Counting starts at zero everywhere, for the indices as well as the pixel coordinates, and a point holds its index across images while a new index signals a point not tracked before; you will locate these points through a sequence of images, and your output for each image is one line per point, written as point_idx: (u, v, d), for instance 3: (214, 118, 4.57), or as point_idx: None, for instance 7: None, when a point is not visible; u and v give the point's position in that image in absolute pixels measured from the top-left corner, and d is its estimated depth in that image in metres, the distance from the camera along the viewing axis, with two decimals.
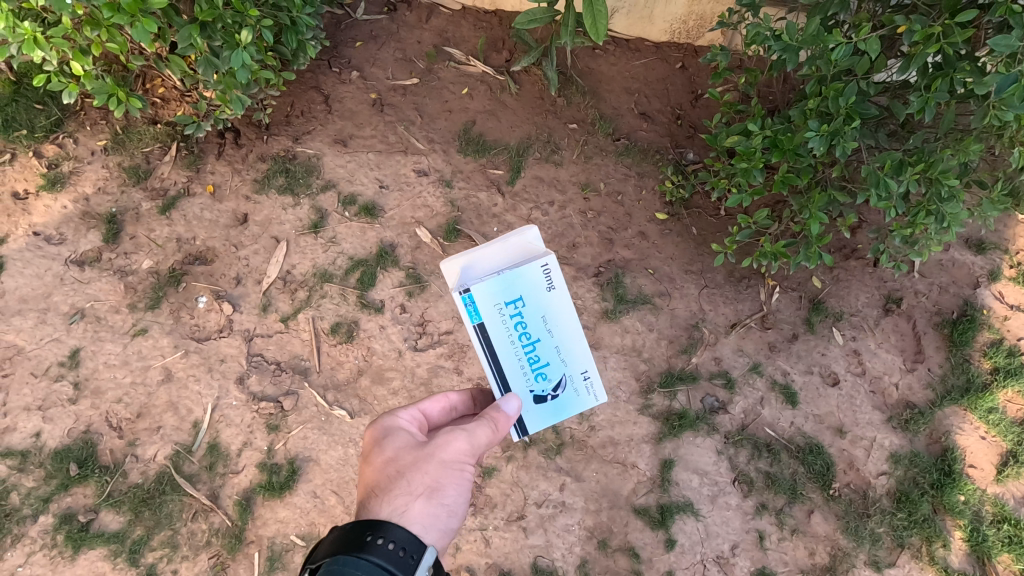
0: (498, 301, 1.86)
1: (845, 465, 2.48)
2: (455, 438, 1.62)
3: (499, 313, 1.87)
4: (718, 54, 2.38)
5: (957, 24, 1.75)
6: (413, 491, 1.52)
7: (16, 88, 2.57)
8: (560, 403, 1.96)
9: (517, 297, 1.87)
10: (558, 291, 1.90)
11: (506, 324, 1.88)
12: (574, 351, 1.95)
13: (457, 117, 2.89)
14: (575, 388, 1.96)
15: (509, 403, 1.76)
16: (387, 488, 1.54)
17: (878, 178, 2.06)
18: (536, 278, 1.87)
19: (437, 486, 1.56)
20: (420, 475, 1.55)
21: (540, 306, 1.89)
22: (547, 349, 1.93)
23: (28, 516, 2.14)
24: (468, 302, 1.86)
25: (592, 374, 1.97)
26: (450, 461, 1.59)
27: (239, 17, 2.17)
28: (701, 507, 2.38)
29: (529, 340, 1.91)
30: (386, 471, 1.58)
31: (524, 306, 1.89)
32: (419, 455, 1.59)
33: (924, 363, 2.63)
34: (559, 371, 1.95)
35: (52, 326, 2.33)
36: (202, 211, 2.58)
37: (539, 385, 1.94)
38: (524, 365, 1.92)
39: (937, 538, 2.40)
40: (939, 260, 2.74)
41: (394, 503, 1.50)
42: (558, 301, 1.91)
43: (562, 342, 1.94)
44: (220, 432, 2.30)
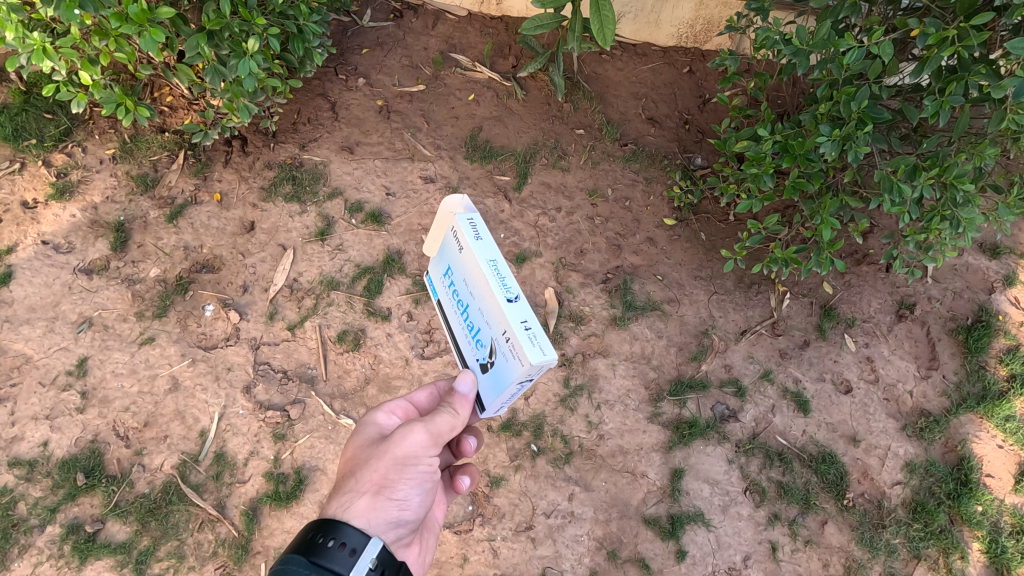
0: (439, 273, 1.75)
1: (859, 474, 2.43)
2: (408, 432, 1.48)
3: (444, 286, 1.73)
4: (727, 59, 2.35)
5: (973, 27, 1.73)
6: (361, 487, 1.43)
7: (27, 99, 2.61)
8: (497, 373, 1.50)
9: (445, 266, 1.69)
10: (467, 246, 1.57)
11: (449, 295, 1.71)
12: (492, 308, 1.49)
13: (464, 124, 2.88)
14: (504, 352, 1.46)
15: (466, 381, 1.59)
16: (342, 484, 1.47)
17: (891, 183, 2.03)
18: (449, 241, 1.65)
19: (387, 483, 1.44)
20: (370, 471, 1.44)
21: (459, 270, 1.62)
22: (475, 313, 1.58)
23: (34, 526, 2.11)
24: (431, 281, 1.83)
25: (513, 334, 1.41)
26: (402, 457, 1.46)
27: (246, 26, 2.18)
28: (712, 517, 2.33)
29: (463, 306, 1.64)
30: (346, 468, 1.52)
31: (453, 274, 1.66)
32: (374, 450, 1.49)
33: (938, 370, 2.59)
34: (489, 336, 1.53)
35: (60, 335, 2.33)
36: (209, 218, 2.59)
37: (479, 354, 1.59)
38: (467, 333, 1.64)
39: (955, 550, 2.34)
40: (952, 265, 2.73)
41: (340, 499, 1.42)
42: (468, 258, 1.56)
43: (480, 302, 1.53)
44: (227, 441, 2.29)
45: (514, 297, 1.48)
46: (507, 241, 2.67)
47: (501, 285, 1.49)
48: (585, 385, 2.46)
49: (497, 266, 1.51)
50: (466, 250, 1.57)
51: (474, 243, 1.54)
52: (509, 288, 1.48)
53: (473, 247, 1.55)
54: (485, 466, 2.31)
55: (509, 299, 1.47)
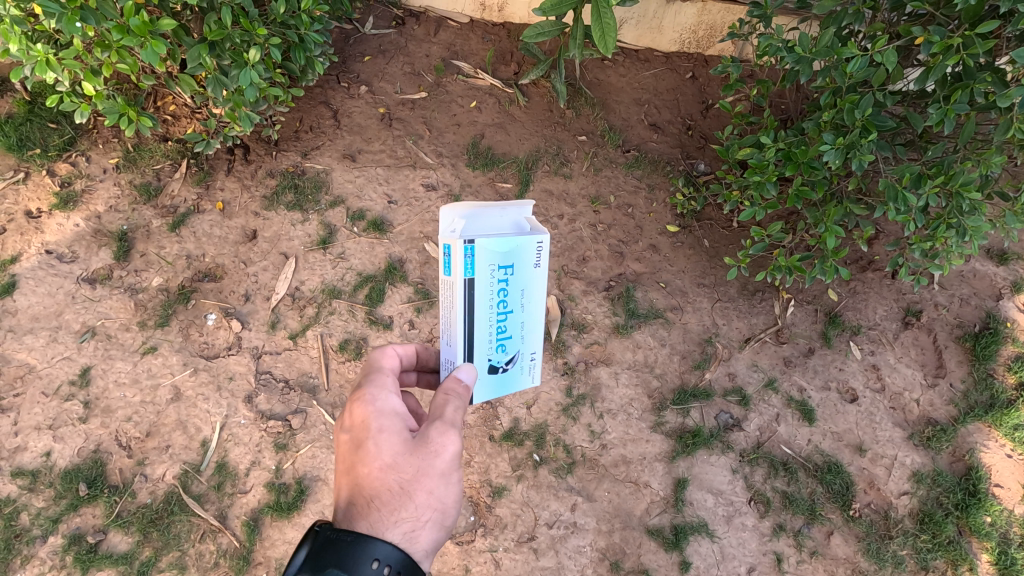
0: (490, 261, 1.41)
1: (865, 484, 2.41)
2: (452, 438, 1.32)
3: (490, 275, 1.42)
4: (729, 66, 2.34)
5: (977, 35, 1.71)
6: (415, 513, 1.25)
7: (32, 108, 2.63)
8: (506, 379, 1.58)
9: (510, 261, 1.44)
10: (539, 268, 1.52)
11: (490, 288, 1.44)
12: (536, 326, 1.59)
13: (466, 131, 2.88)
14: (522, 367, 1.61)
15: (466, 372, 1.44)
16: (382, 505, 1.25)
17: (896, 192, 2.01)
18: (527, 247, 1.47)
19: (441, 505, 1.29)
20: (423, 492, 1.27)
21: (524, 279, 1.49)
22: (515, 323, 1.53)
23: (37, 537, 2.12)
24: (467, 255, 1.36)
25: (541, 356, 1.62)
26: (450, 469, 1.31)
27: (247, 36, 2.18)
28: (716, 528, 2.31)
29: (503, 309, 1.49)
30: (376, 481, 1.27)
31: (514, 275, 1.47)
32: (415, 463, 1.29)
33: (945, 378, 2.56)
34: (515, 347, 1.57)
35: (63, 345, 2.34)
36: (212, 227, 2.59)
37: (496, 358, 1.54)
38: (490, 330, 1.49)
39: (963, 561, 2.31)
40: (959, 271, 2.70)
41: (395, 529, 1.22)
42: (537, 278, 1.52)
43: (529, 317, 1.56)
44: (229, 451, 2.29)
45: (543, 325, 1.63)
46: None
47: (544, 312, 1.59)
48: (587, 394, 2.45)
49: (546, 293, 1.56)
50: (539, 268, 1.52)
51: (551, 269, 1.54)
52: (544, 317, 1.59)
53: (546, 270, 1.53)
54: (487, 475, 2.30)
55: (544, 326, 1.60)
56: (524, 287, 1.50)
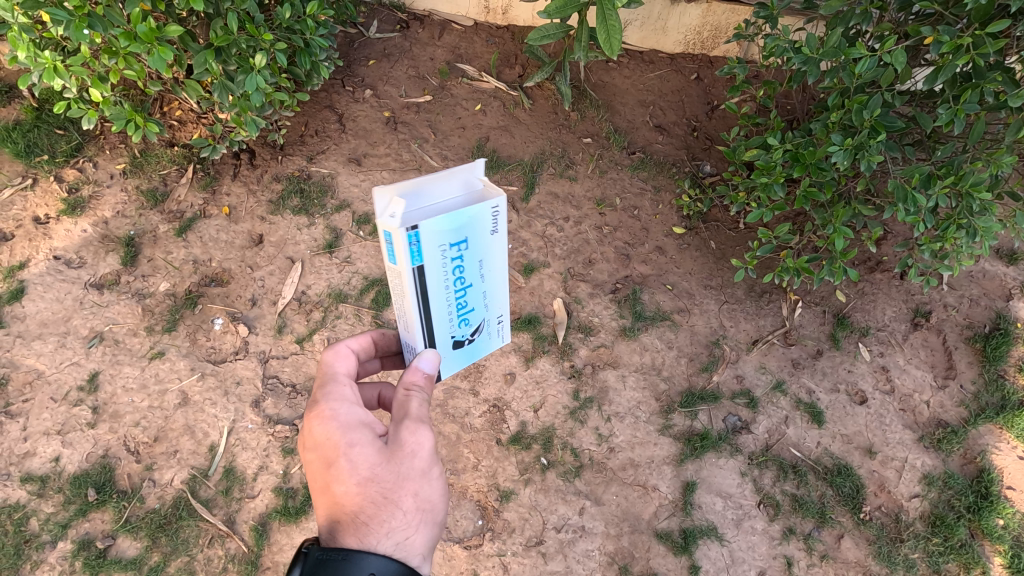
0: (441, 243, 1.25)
1: (876, 487, 2.39)
2: (424, 435, 1.32)
3: (442, 256, 1.26)
4: (736, 67, 2.33)
5: (988, 35, 1.70)
6: (403, 516, 1.27)
7: (40, 115, 2.64)
8: (473, 349, 1.53)
9: (462, 238, 1.27)
10: (498, 233, 1.35)
11: (445, 270, 1.29)
12: (501, 292, 1.49)
13: (471, 134, 2.88)
14: (492, 332, 1.54)
15: (426, 360, 1.38)
16: (370, 519, 1.24)
17: (905, 192, 2.00)
18: (479, 214, 1.27)
19: (427, 502, 1.31)
20: (408, 494, 1.28)
21: (482, 251, 1.34)
22: (475, 296, 1.43)
23: (46, 542, 2.12)
24: (410, 243, 1.18)
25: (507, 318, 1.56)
26: (427, 465, 1.32)
27: (253, 41, 2.19)
28: (725, 531, 2.30)
29: (461, 286, 1.37)
30: (356, 497, 1.25)
31: (468, 249, 1.31)
32: (394, 471, 1.28)
33: (955, 379, 2.54)
34: (481, 316, 1.48)
35: (71, 350, 2.35)
36: (218, 232, 2.59)
37: (461, 331, 1.45)
38: (450, 310, 1.39)
39: (976, 564, 2.29)
40: (968, 272, 2.68)
41: (387, 539, 1.23)
42: (497, 246, 1.36)
43: (492, 288, 1.45)
44: (237, 456, 2.29)
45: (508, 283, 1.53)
46: (514, 252, 2.66)
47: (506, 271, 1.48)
48: (595, 397, 2.44)
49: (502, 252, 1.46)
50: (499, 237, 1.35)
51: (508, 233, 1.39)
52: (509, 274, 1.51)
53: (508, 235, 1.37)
54: (494, 480, 2.30)
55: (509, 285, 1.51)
56: (485, 259, 1.36)
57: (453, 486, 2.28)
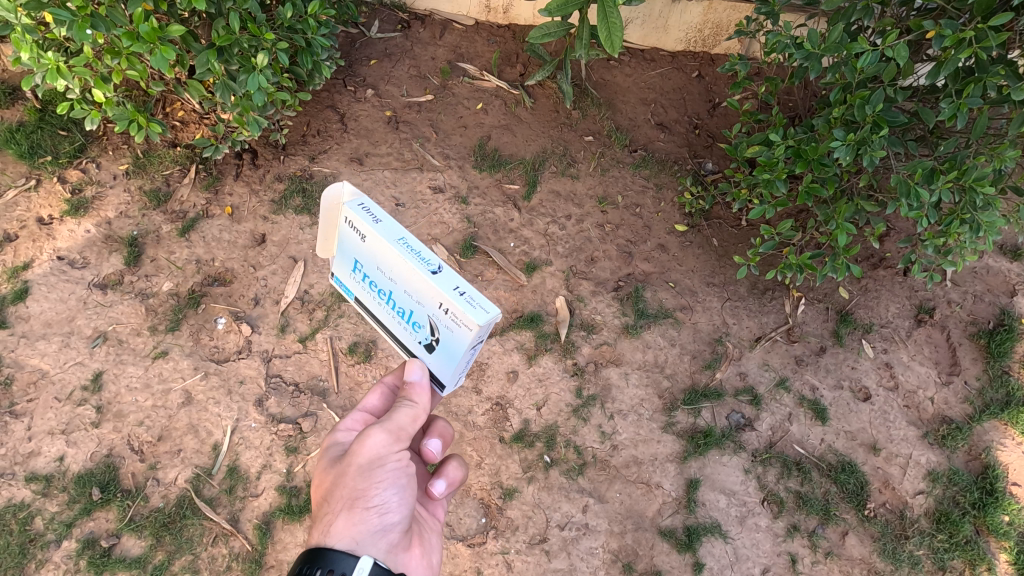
0: (348, 271, 1.54)
1: (880, 483, 2.38)
2: (365, 436, 1.46)
3: (355, 281, 1.52)
4: (737, 64, 2.33)
5: (990, 28, 1.69)
6: (336, 506, 1.40)
7: (43, 116, 2.66)
8: (447, 349, 1.38)
9: (352, 261, 1.49)
10: (370, 232, 1.39)
11: (366, 290, 1.51)
12: (418, 284, 1.35)
13: (472, 133, 2.88)
14: (447, 327, 1.34)
15: (415, 370, 1.49)
16: (319, 512, 1.44)
17: (908, 188, 2.00)
18: (344, 233, 1.46)
19: (359, 494, 1.40)
20: (341, 487, 1.42)
21: (370, 259, 1.43)
22: (403, 298, 1.41)
23: (51, 542, 2.12)
24: (340, 283, 1.61)
25: (451, 305, 1.30)
26: (365, 462, 1.43)
27: (255, 41, 2.19)
28: (729, 528, 2.29)
29: (386, 296, 1.46)
30: (318, 494, 1.49)
31: (364, 266, 1.47)
32: (339, 468, 1.46)
33: (960, 375, 2.53)
34: (424, 315, 1.38)
35: (75, 350, 2.35)
36: (221, 232, 2.60)
37: (420, 336, 1.43)
38: (398, 320, 1.47)
39: (981, 561, 2.28)
40: (971, 268, 2.67)
41: (320, 526, 1.39)
42: (376, 245, 1.39)
43: (406, 284, 1.38)
44: (240, 455, 2.30)
45: (437, 267, 1.34)
46: (516, 250, 2.66)
47: (416, 259, 1.35)
48: (598, 395, 2.44)
49: (409, 243, 1.38)
50: (370, 240, 1.40)
51: (377, 227, 1.38)
52: (430, 259, 1.34)
53: (375, 234, 1.38)
54: (498, 477, 2.30)
55: (432, 270, 1.33)
56: (377, 264, 1.42)
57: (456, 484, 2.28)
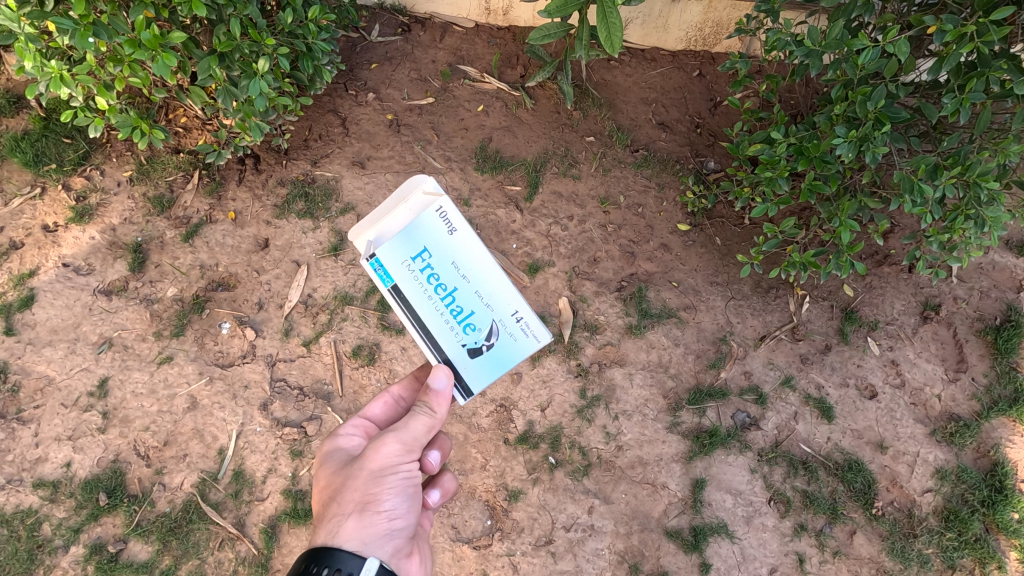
0: (400, 259, 1.61)
1: (888, 482, 2.37)
2: (383, 442, 1.51)
3: (405, 266, 1.60)
4: (738, 61, 2.32)
5: (992, 22, 1.68)
6: (347, 508, 1.43)
7: (47, 124, 2.67)
8: (498, 354, 1.61)
9: (420, 249, 1.59)
10: (461, 229, 1.58)
11: (415, 277, 1.60)
12: (498, 291, 1.59)
13: (473, 135, 2.88)
14: (510, 333, 1.60)
15: (439, 377, 1.59)
16: (325, 515, 1.45)
17: (912, 183, 1.98)
18: (427, 221, 1.60)
19: (372, 497, 1.44)
20: (354, 490, 1.45)
21: (448, 253, 1.59)
22: (469, 296, 1.60)
23: (59, 547, 2.15)
24: (377, 267, 1.62)
25: (527, 315, 1.58)
26: (379, 467, 1.48)
27: (256, 46, 2.20)
28: (735, 528, 2.29)
29: (446, 289, 1.60)
30: (322, 498, 1.51)
31: (432, 258, 1.60)
32: (350, 472, 1.50)
33: (967, 372, 2.51)
34: (487, 319, 1.60)
35: (81, 356, 2.37)
36: (224, 237, 2.61)
37: (471, 338, 1.61)
38: (447, 318, 1.61)
39: (990, 560, 2.27)
40: (978, 264, 2.65)
41: (329, 527, 1.41)
42: (463, 241, 1.58)
43: (482, 284, 1.59)
44: (246, 459, 2.31)
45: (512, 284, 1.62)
46: (519, 252, 2.66)
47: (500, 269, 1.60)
48: (602, 395, 2.43)
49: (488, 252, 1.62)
50: (456, 238, 1.58)
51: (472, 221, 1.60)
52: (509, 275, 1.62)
53: (467, 236, 1.59)
54: (503, 479, 2.30)
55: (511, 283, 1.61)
56: (455, 260, 1.59)
57: (461, 486, 2.28)
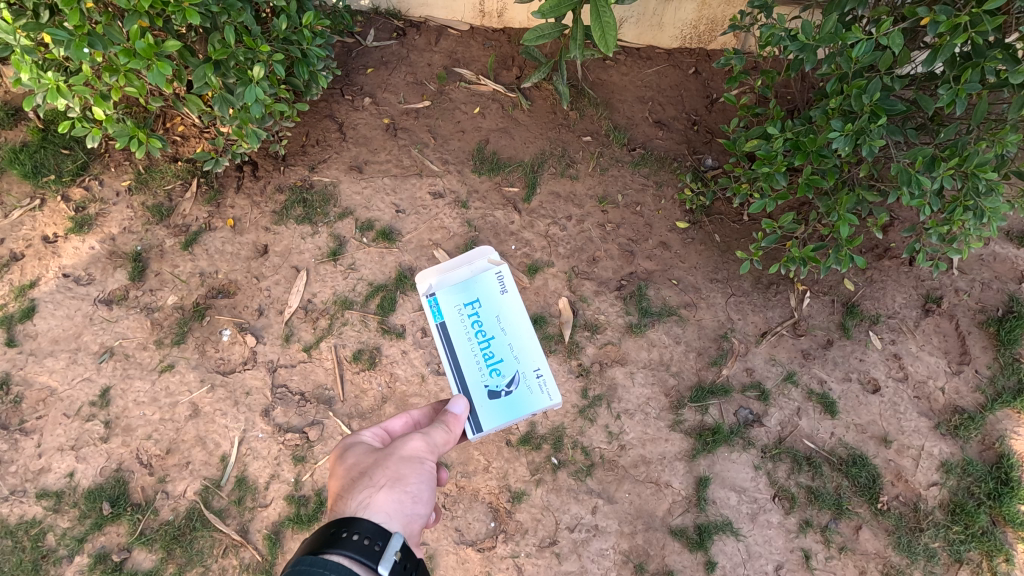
0: (456, 302, 2.19)
1: (893, 476, 2.36)
2: (411, 438, 1.65)
3: (459, 312, 2.16)
4: (732, 58, 2.31)
5: (986, 12, 1.68)
6: (376, 484, 1.50)
7: (46, 136, 2.68)
8: (513, 400, 2.05)
9: (473, 298, 2.18)
10: (507, 292, 2.20)
11: (463, 322, 2.14)
12: (527, 349, 2.12)
13: (470, 137, 2.88)
14: (529, 385, 2.08)
15: (456, 405, 1.84)
16: (352, 490, 1.51)
17: (909, 176, 1.98)
18: (486, 279, 2.23)
19: (400, 476, 1.53)
20: (383, 469, 1.54)
21: (495, 308, 2.16)
22: (501, 346, 2.12)
23: (63, 557, 2.16)
24: (434, 305, 2.19)
25: (546, 373, 2.09)
26: (408, 455, 1.60)
27: (251, 53, 2.21)
28: (740, 526, 2.28)
29: (485, 337, 2.12)
30: (348, 478, 1.57)
31: (481, 307, 2.17)
32: (379, 457, 1.60)
33: (970, 364, 2.50)
34: (512, 368, 2.09)
35: (83, 366, 2.37)
36: (223, 244, 2.61)
37: (494, 381, 2.06)
38: (479, 359, 2.09)
39: (998, 553, 2.25)
40: (978, 255, 2.64)
41: (357, 497, 1.46)
42: (508, 301, 2.19)
43: (515, 340, 2.13)
44: (248, 465, 2.31)
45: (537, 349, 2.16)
46: (518, 253, 2.66)
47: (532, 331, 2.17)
48: (603, 395, 2.43)
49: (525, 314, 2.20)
50: (506, 297, 2.19)
51: (517, 291, 2.22)
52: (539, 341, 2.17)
53: (515, 298, 2.21)
54: (505, 481, 2.30)
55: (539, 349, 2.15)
56: (500, 313, 2.16)
57: (464, 489, 2.29)
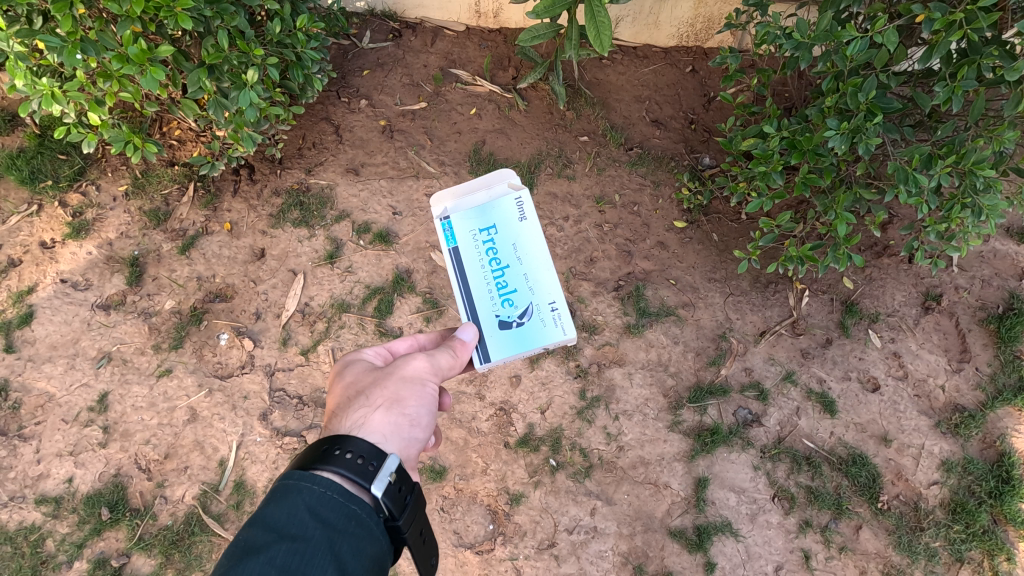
0: (471, 227, 1.91)
1: (893, 475, 2.35)
2: (414, 358, 1.64)
3: (473, 239, 1.90)
4: (728, 56, 2.29)
5: (982, 8, 1.66)
6: (374, 403, 1.51)
7: (42, 141, 2.68)
8: (525, 332, 1.83)
9: (489, 224, 1.89)
10: (526, 218, 1.89)
11: (476, 248, 1.89)
12: (544, 282, 1.86)
13: (466, 138, 2.87)
14: (542, 318, 1.84)
15: (466, 331, 1.79)
16: (348, 407, 1.53)
17: (906, 174, 1.97)
18: (504, 204, 1.91)
19: (399, 398, 1.54)
20: (381, 388, 1.55)
21: (511, 236, 1.88)
22: (515, 276, 1.87)
23: (63, 562, 2.16)
24: (447, 228, 1.92)
25: (561, 308, 1.83)
26: (409, 376, 1.60)
27: (245, 57, 2.20)
28: (739, 526, 2.28)
29: (498, 266, 1.88)
30: (346, 394, 1.59)
31: (497, 234, 1.90)
32: (379, 376, 1.61)
33: (970, 362, 2.49)
34: (525, 300, 1.85)
35: (80, 372, 2.38)
36: (220, 248, 2.61)
37: (506, 311, 1.85)
38: (491, 288, 1.87)
39: (1000, 552, 2.24)
40: (978, 252, 2.63)
41: (353, 416, 1.48)
42: (527, 231, 1.88)
43: (531, 271, 1.87)
44: (246, 469, 2.31)
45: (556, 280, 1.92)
46: None
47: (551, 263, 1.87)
48: (601, 396, 2.42)
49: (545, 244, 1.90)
50: (525, 225, 1.88)
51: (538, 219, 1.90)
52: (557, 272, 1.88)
53: (535, 227, 1.90)
54: (503, 483, 2.29)
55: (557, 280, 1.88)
56: (517, 241, 1.88)
57: (462, 491, 2.29)
